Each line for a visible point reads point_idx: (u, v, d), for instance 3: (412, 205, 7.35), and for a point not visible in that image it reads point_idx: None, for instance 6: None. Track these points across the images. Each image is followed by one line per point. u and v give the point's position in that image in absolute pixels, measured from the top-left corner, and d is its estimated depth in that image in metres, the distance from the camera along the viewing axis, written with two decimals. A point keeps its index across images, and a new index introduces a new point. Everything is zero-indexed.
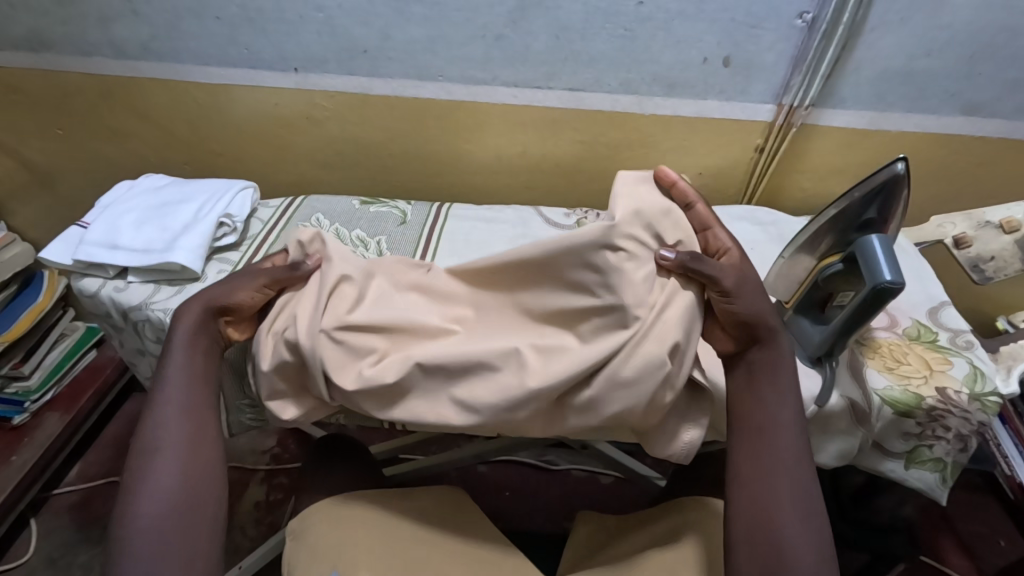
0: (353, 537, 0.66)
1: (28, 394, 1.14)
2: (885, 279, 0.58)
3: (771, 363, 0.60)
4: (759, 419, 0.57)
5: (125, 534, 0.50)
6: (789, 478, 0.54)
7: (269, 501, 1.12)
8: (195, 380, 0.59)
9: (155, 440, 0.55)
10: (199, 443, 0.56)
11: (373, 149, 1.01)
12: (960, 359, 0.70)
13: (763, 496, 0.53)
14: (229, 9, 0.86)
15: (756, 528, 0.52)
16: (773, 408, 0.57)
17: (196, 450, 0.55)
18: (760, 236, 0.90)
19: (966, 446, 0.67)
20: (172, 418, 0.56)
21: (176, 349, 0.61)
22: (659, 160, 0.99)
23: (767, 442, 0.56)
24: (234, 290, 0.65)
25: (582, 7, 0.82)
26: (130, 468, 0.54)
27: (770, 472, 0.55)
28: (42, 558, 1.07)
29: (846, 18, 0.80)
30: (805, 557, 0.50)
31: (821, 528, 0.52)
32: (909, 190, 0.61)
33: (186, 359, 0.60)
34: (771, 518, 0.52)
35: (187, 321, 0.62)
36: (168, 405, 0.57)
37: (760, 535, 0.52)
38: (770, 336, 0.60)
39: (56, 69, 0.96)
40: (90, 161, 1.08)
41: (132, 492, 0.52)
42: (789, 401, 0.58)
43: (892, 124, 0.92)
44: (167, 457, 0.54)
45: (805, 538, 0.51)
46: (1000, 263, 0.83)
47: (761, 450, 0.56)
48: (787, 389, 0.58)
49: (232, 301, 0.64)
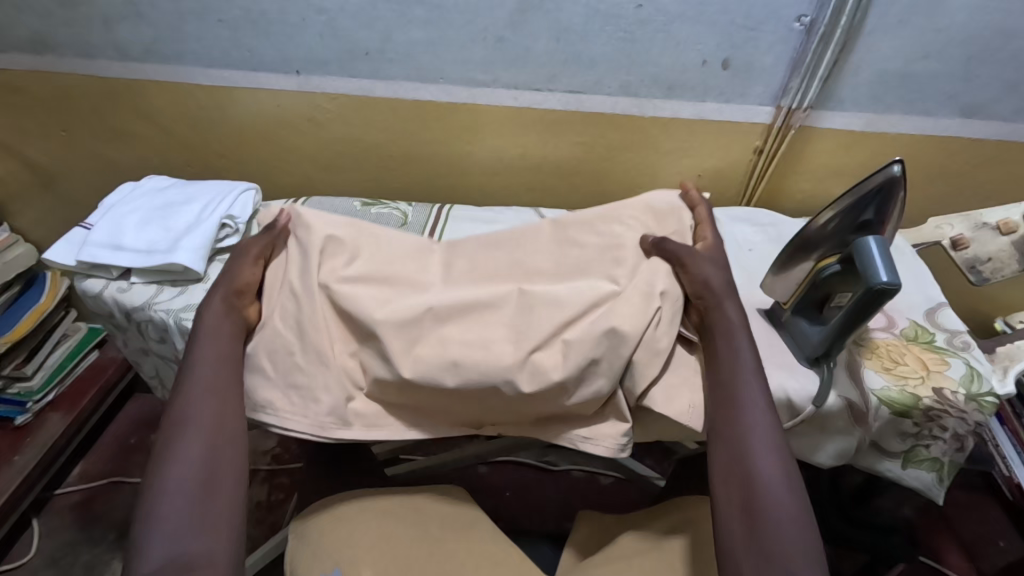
0: (354, 535, 0.67)
1: (31, 394, 1.14)
2: (882, 280, 0.59)
3: (726, 317, 0.63)
4: (725, 379, 0.59)
5: (151, 501, 0.50)
6: (759, 422, 0.55)
7: (270, 501, 1.13)
8: (224, 364, 0.60)
9: (182, 420, 0.55)
10: (225, 417, 0.56)
11: (375, 151, 1.01)
12: (957, 360, 0.70)
13: (737, 440, 0.55)
14: (232, 11, 0.87)
15: (732, 470, 0.54)
16: (741, 361, 0.60)
17: (222, 424, 0.56)
18: (759, 238, 0.90)
19: (963, 445, 0.68)
20: (200, 393, 0.57)
21: (204, 335, 0.62)
22: (658, 162, 1.00)
23: (736, 392, 0.58)
24: (236, 272, 0.67)
25: (582, 10, 0.82)
26: (160, 440, 0.54)
27: (743, 427, 0.55)
28: (44, 557, 1.08)
29: (844, 21, 0.81)
30: (778, 489, 0.51)
31: (791, 466, 0.53)
32: (905, 191, 0.63)
33: (214, 346, 0.61)
34: (746, 460, 0.53)
35: (212, 309, 0.64)
36: (195, 387, 0.57)
37: (735, 476, 0.53)
38: (716, 299, 0.64)
39: (60, 71, 0.96)
40: (92, 162, 1.08)
41: (159, 462, 0.53)
42: (749, 351, 0.60)
43: (890, 125, 0.92)
44: (191, 436, 0.54)
45: (777, 473, 0.52)
46: (997, 264, 0.83)
47: (732, 407, 0.57)
48: (743, 341, 0.61)
49: (239, 281, 0.66)
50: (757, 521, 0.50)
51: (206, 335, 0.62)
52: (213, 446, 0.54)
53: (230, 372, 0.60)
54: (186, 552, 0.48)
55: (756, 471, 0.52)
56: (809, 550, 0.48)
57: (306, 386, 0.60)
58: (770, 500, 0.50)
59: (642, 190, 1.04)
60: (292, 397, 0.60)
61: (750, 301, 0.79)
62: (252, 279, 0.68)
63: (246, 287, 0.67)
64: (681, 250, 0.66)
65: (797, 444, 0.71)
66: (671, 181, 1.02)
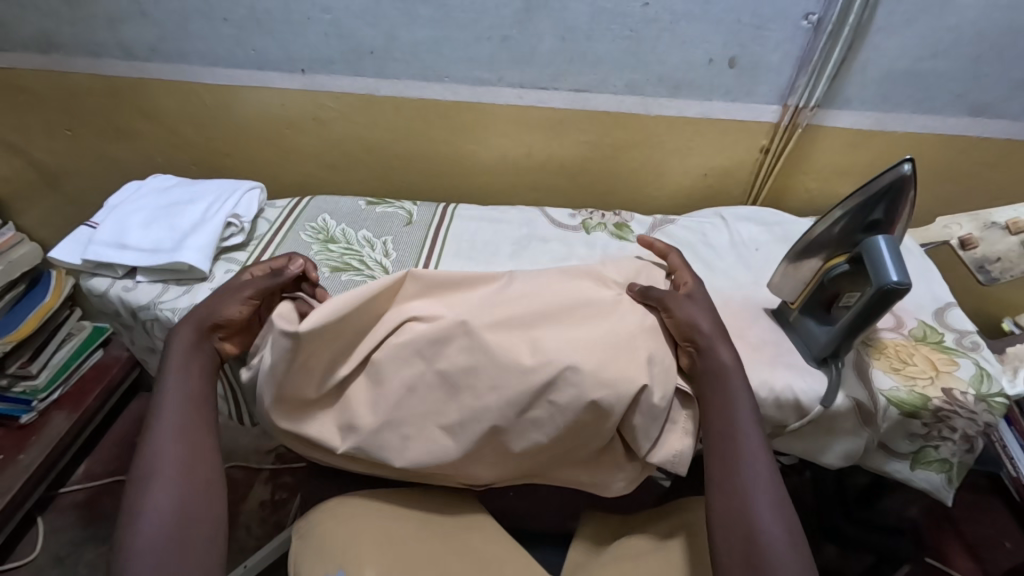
0: (359, 537, 0.66)
1: (36, 393, 1.14)
2: (892, 280, 0.58)
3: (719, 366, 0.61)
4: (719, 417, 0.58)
5: (127, 557, 0.48)
6: (756, 471, 0.54)
7: (274, 500, 1.12)
8: (192, 404, 0.59)
9: (150, 463, 0.54)
10: (198, 464, 0.55)
11: (380, 150, 1.01)
12: (967, 360, 0.70)
13: (732, 479, 0.54)
14: (236, 11, 0.87)
15: (732, 525, 0.52)
16: (730, 408, 0.58)
17: (195, 471, 0.54)
18: (765, 236, 0.90)
19: (973, 446, 0.67)
20: (167, 438, 0.55)
21: (172, 376, 0.60)
22: (664, 160, 0.99)
23: (734, 439, 0.57)
24: (221, 305, 0.65)
25: (587, 8, 0.82)
26: (130, 493, 0.53)
27: (739, 464, 0.55)
28: (49, 556, 1.08)
29: (852, 19, 0.80)
30: (780, 539, 0.50)
31: (788, 510, 0.52)
32: (915, 191, 0.62)
33: (181, 386, 0.59)
34: (749, 511, 0.52)
35: (180, 344, 0.63)
36: (163, 429, 0.56)
37: (737, 532, 0.52)
38: (709, 343, 0.62)
39: (65, 70, 0.97)
40: (97, 161, 1.08)
41: (130, 519, 0.51)
42: (742, 400, 0.59)
43: (898, 124, 0.92)
44: (162, 478, 0.53)
45: (779, 522, 0.51)
46: (1007, 263, 0.82)
47: (727, 446, 0.56)
48: (737, 388, 0.60)
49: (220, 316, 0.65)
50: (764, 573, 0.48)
51: (170, 380, 0.60)
52: (188, 495, 0.53)
53: (202, 414, 0.58)
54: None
55: (759, 522, 0.51)
56: None
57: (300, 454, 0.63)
58: (768, 543, 0.50)
59: (648, 189, 1.04)
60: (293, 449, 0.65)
61: (757, 301, 0.78)
62: (236, 317, 0.65)
63: (225, 322, 0.65)
64: (673, 301, 0.65)
65: (804, 445, 0.70)
66: (678, 180, 1.02)
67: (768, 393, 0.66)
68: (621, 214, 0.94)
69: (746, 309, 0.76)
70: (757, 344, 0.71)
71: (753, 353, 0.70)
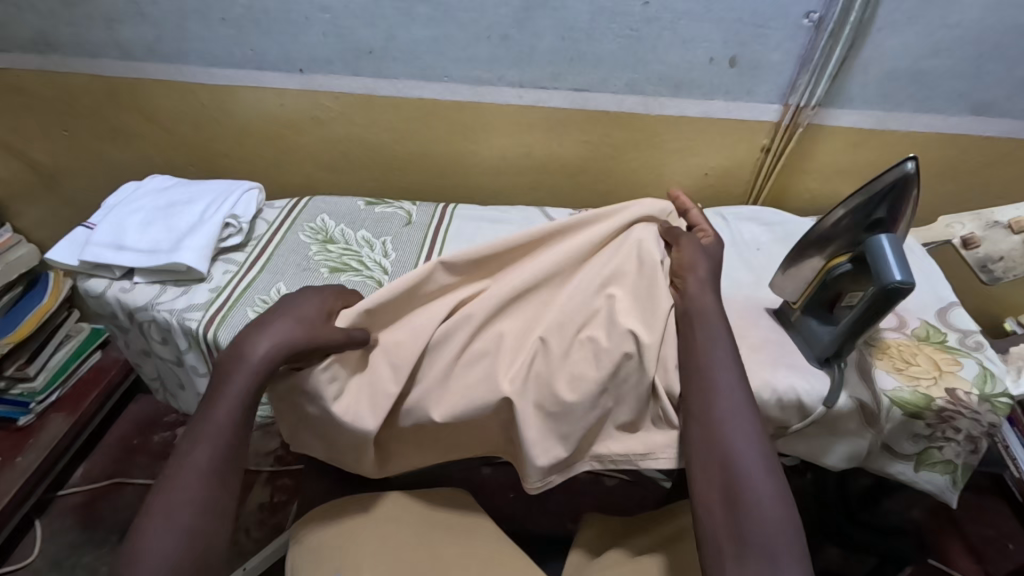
0: (357, 538, 0.67)
1: (33, 395, 1.14)
2: (895, 279, 0.58)
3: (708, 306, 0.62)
4: (695, 359, 0.59)
5: None
6: (736, 408, 0.55)
7: (273, 503, 1.12)
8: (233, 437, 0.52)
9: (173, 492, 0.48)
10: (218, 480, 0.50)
11: (378, 150, 1.01)
12: (971, 360, 0.69)
13: (709, 419, 0.55)
14: (234, 10, 0.86)
15: (711, 459, 0.53)
16: (708, 346, 0.59)
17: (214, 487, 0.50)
18: (766, 236, 0.89)
19: (977, 447, 0.66)
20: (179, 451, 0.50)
21: (222, 398, 0.52)
22: (664, 160, 0.99)
23: (714, 379, 0.57)
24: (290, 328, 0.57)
25: (588, 8, 0.82)
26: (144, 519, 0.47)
27: (718, 405, 0.55)
28: (46, 560, 1.07)
29: (853, 18, 0.80)
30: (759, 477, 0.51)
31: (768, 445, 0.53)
32: (918, 189, 0.61)
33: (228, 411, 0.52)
34: (728, 445, 0.53)
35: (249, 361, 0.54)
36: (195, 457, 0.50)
37: (716, 462, 0.53)
38: (699, 284, 0.64)
39: (63, 71, 0.96)
40: (95, 162, 1.08)
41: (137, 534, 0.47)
42: (721, 343, 0.60)
43: (899, 124, 0.92)
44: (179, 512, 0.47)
45: (759, 458, 0.52)
46: (1009, 262, 0.82)
47: (704, 388, 0.57)
48: (719, 334, 0.60)
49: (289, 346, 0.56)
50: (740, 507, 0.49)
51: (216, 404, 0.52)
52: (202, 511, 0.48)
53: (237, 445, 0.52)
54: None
55: (736, 455, 0.52)
56: (782, 527, 0.48)
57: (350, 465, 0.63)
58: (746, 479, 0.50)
59: (648, 188, 1.03)
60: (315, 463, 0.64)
61: (758, 300, 0.78)
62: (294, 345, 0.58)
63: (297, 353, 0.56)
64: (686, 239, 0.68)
65: (808, 446, 0.70)
66: (678, 179, 1.01)
67: (770, 394, 0.65)
68: None
69: (748, 309, 0.76)
70: (759, 343, 0.70)
71: (756, 353, 0.69)
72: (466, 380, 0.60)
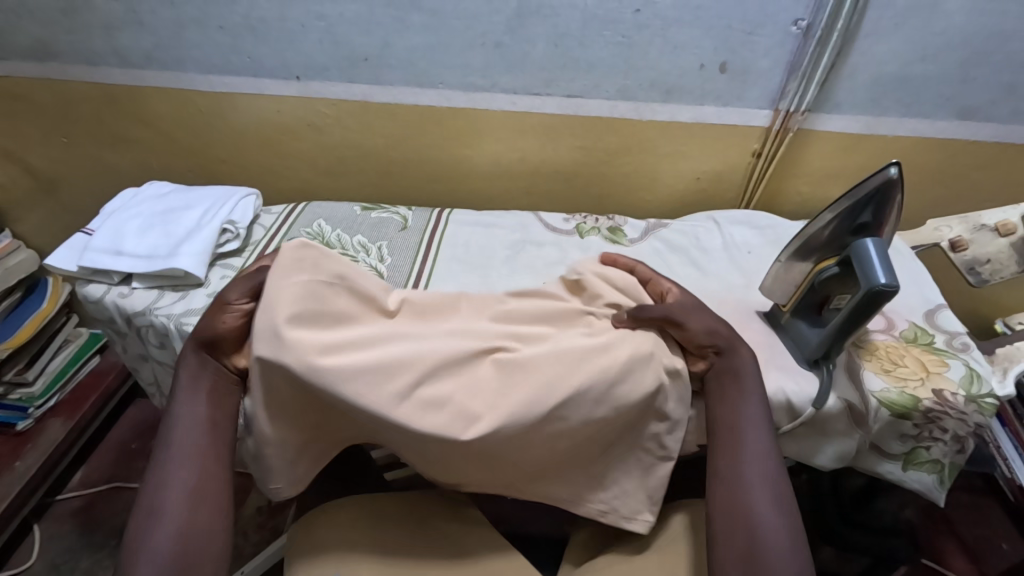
0: (353, 539, 0.68)
1: (32, 400, 1.14)
2: (880, 282, 0.59)
3: (742, 368, 0.62)
4: (729, 417, 0.60)
5: None
6: (756, 471, 0.56)
7: (270, 506, 1.12)
8: (203, 436, 0.57)
9: (154, 495, 0.53)
10: (202, 493, 0.54)
11: (375, 155, 1.02)
12: (957, 361, 0.70)
13: (736, 480, 0.56)
14: (232, 18, 0.87)
15: (731, 525, 0.54)
16: (740, 404, 0.60)
17: (200, 501, 0.54)
18: (758, 240, 0.91)
19: (963, 447, 0.67)
20: (171, 468, 0.55)
21: (180, 396, 0.58)
22: (657, 165, 1.00)
23: (739, 438, 0.58)
24: (215, 320, 0.62)
25: (580, 15, 0.83)
26: (134, 521, 0.52)
27: (744, 465, 0.57)
28: (45, 563, 1.08)
29: (840, 25, 0.81)
30: (779, 542, 0.52)
31: (791, 512, 0.54)
32: (902, 194, 0.63)
33: (192, 412, 0.58)
34: (749, 512, 0.54)
35: (187, 363, 0.60)
36: (174, 457, 0.55)
37: (738, 526, 0.54)
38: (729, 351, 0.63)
39: (63, 78, 0.97)
40: (94, 168, 1.09)
41: (133, 547, 0.51)
42: (752, 401, 0.60)
43: (888, 128, 0.93)
44: (165, 513, 0.52)
45: (778, 524, 0.53)
46: (996, 265, 0.84)
47: (734, 446, 0.58)
48: (751, 390, 0.61)
49: (212, 332, 0.61)
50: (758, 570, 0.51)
51: (181, 401, 0.58)
52: (192, 521, 0.52)
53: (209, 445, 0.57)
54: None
55: (758, 523, 0.53)
56: None
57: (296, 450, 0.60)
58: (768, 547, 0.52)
59: (642, 193, 1.04)
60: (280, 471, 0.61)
61: (750, 303, 0.79)
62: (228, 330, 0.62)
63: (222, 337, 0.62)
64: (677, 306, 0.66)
65: (798, 446, 0.71)
66: (671, 183, 1.03)
67: None
68: (615, 217, 0.95)
69: (739, 311, 0.77)
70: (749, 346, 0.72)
71: None
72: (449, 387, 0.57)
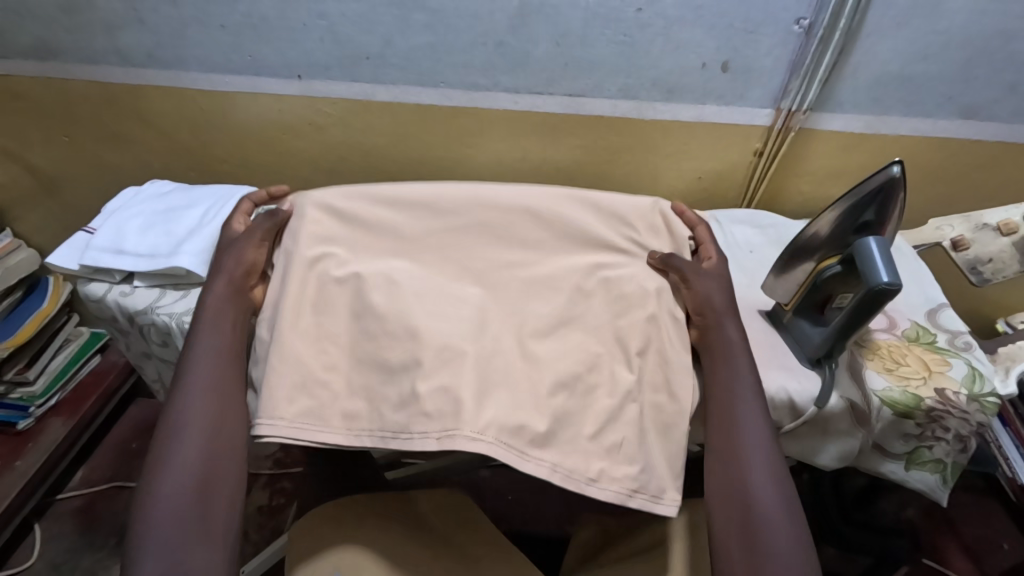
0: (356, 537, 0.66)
1: (33, 399, 1.14)
2: (883, 280, 0.59)
3: (729, 341, 0.65)
4: (724, 395, 0.61)
5: (145, 502, 0.54)
6: (751, 443, 0.58)
7: (271, 506, 1.12)
8: (223, 364, 0.63)
9: (178, 414, 0.59)
10: (221, 416, 0.60)
11: (376, 154, 1.02)
12: (959, 360, 0.70)
13: (733, 459, 0.57)
14: (234, 17, 0.87)
15: (726, 495, 0.56)
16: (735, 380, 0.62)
17: (218, 424, 0.59)
18: (759, 239, 0.91)
19: (966, 447, 0.67)
20: (189, 393, 0.60)
21: (204, 327, 0.65)
22: (659, 164, 1.00)
23: (736, 413, 0.60)
24: (242, 253, 0.69)
25: (582, 15, 0.83)
26: (159, 436, 0.58)
27: (740, 441, 0.58)
28: (45, 562, 1.08)
29: (842, 24, 0.81)
30: (773, 511, 0.54)
31: (787, 486, 0.56)
32: (905, 193, 0.63)
33: (212, 342, 0.64)
34: (747, 484, 0.55)
35: (215, 294, 0.67)
36: (193, 381, 0.61)
37: (735, 497, 0.55)
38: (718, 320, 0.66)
39: (64, 77, 0.97)
40: (95, 167, 1.09)
41: (157, 461, 0.56)
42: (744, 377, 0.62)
43: (889, 127, 0.93)
44: (185, 428, 0.58)
45: (772, 493, 0.55)
46: (998, 264, 0.84)
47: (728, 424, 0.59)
48: (741, 365, 0.63)
49: (245, 262, 0.69)
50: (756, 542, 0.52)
51: (203, 332, 0.64)
52: (212, 442, 0.58)
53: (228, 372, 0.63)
54: (181, 551, 0.52)
55: (753, 494, 0.55)
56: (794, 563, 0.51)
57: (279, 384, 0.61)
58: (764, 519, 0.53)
59: (643, 192, 1.04)
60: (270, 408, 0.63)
61: (751, 302, 0.79)
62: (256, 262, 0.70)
63: (252, 270, 0.70)
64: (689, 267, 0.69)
65: (800, 445, 0.71)
66: (673, 183, 1.03)
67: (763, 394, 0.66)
68: None
69: (740, 310, 0.77)
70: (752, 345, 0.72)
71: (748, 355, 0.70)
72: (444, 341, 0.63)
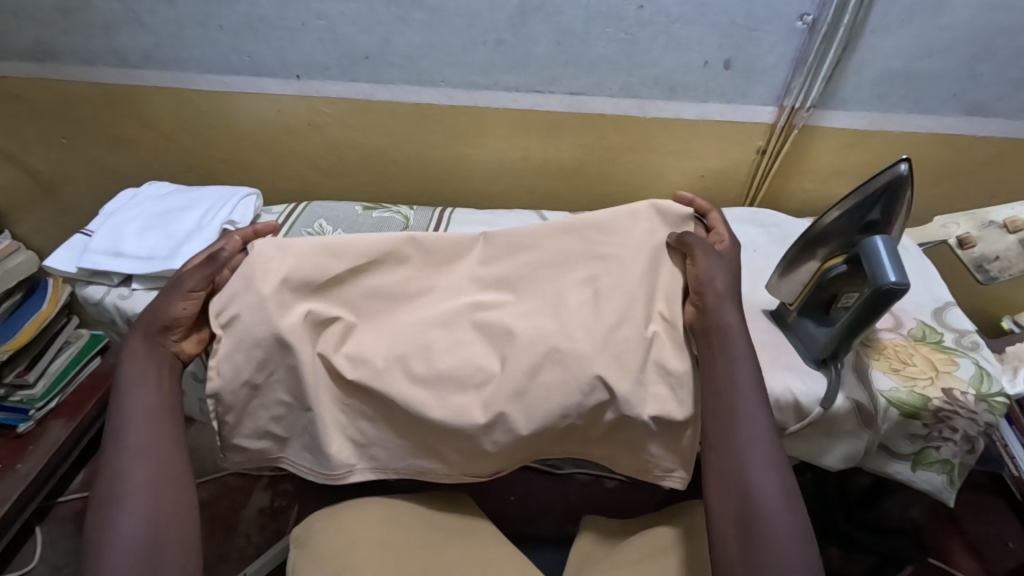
0: (357, 541, 0.66)
1: (33, 402, 1.14)
2: (889, 280, 0.58)
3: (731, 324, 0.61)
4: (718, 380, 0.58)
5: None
6: (752, 433, 0.54)
7: (273, 507, 1.11)
8: (156, 415, 0.58)
9: (115, 483, 0.53)
10: (162, 482, 0.54)
11: (375, 154, 1.01)
12: (966, 360, 0.69)
13: (733, 450, 0.54)
14: (231, 17, 0.86)
15: (728, 492, 0.52)
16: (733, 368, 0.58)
17: (159, 490, 0.53)
18: (763, 238, 0.90)
19: (974, 447, 0.67)
20: (134, 457, 0.55)
21: (130, 387, 0.59)
22: (661, 162, 0.99)
23: (734, 406, 0.56)
24: (166, 305, 0.63)
25: (582, 11, 0.82)
26: (95, 512, 0.52)
27: (738, 428, 0.55)
28: (47, 566, 1.07)
29: (846, 20, 0.80)
30: (777, 506, 0.50)
31: (788, 476, 0.53)
32: (912, 191, 0.62)
33: (141, 396, 0.58)
34: (744, 476, 0.52)
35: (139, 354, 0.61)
36: (124, 444, 0.55)
37: (732, 487, 0.52)
38: (718, 300, 0.63)
39: (61, 79, 0.96)
40: (93, 168, 1.08)
41: (97, 534, 0.51)
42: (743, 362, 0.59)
43: (894, 125, 0.92)
44: (128, 496, 0.52)
45: (772, 486, 0.51)
46: (1004, 262, 0.82)
47: (726, 411, 0.56)
48: (740, 349, 0.60)
49: (166, 316, 0.63)
50: (755, 533, 0.49)
51: (131, 387, 0.59)
52: (155, 505, 0.52)
53: (162, 423, 0.58)
54: None
55: (754, 489, 0.51)
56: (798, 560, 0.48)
57: (324, 458, 0.62)
58: (764, 512, 0.50)
59: (645, 190, 1.03)
60: (309, 456, 0.64)
61: (755, 302, 0.78)
62: (183, 315, 0.64)
63: (174, 322, 0.63)
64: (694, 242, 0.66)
65: (807, 446, 0.70)
66: (675, 181, 1.02)
67: (768, 395, 0.66)
68: None
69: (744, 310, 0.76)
70: (755, 345, 0.71)
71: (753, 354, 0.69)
72: (452, 358, 0.62)
